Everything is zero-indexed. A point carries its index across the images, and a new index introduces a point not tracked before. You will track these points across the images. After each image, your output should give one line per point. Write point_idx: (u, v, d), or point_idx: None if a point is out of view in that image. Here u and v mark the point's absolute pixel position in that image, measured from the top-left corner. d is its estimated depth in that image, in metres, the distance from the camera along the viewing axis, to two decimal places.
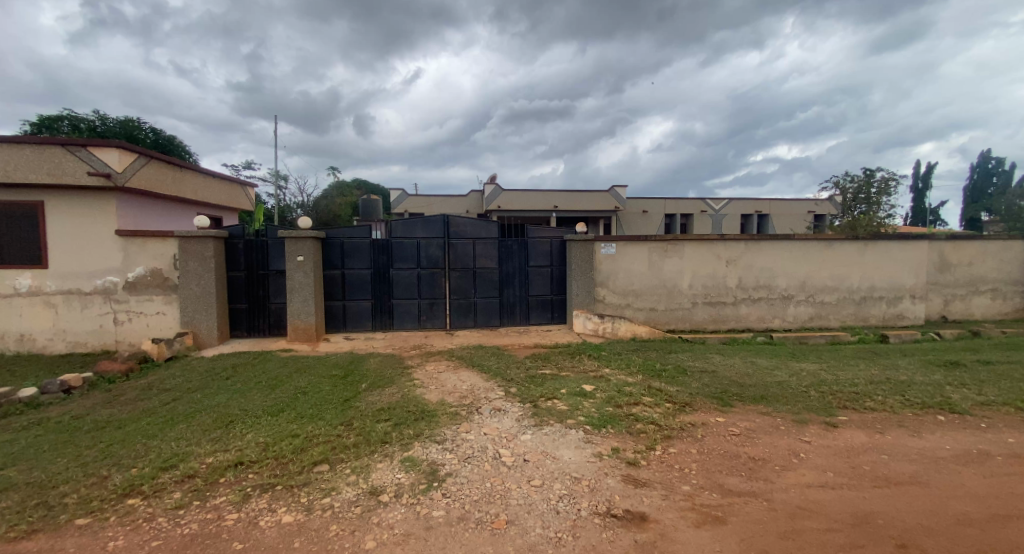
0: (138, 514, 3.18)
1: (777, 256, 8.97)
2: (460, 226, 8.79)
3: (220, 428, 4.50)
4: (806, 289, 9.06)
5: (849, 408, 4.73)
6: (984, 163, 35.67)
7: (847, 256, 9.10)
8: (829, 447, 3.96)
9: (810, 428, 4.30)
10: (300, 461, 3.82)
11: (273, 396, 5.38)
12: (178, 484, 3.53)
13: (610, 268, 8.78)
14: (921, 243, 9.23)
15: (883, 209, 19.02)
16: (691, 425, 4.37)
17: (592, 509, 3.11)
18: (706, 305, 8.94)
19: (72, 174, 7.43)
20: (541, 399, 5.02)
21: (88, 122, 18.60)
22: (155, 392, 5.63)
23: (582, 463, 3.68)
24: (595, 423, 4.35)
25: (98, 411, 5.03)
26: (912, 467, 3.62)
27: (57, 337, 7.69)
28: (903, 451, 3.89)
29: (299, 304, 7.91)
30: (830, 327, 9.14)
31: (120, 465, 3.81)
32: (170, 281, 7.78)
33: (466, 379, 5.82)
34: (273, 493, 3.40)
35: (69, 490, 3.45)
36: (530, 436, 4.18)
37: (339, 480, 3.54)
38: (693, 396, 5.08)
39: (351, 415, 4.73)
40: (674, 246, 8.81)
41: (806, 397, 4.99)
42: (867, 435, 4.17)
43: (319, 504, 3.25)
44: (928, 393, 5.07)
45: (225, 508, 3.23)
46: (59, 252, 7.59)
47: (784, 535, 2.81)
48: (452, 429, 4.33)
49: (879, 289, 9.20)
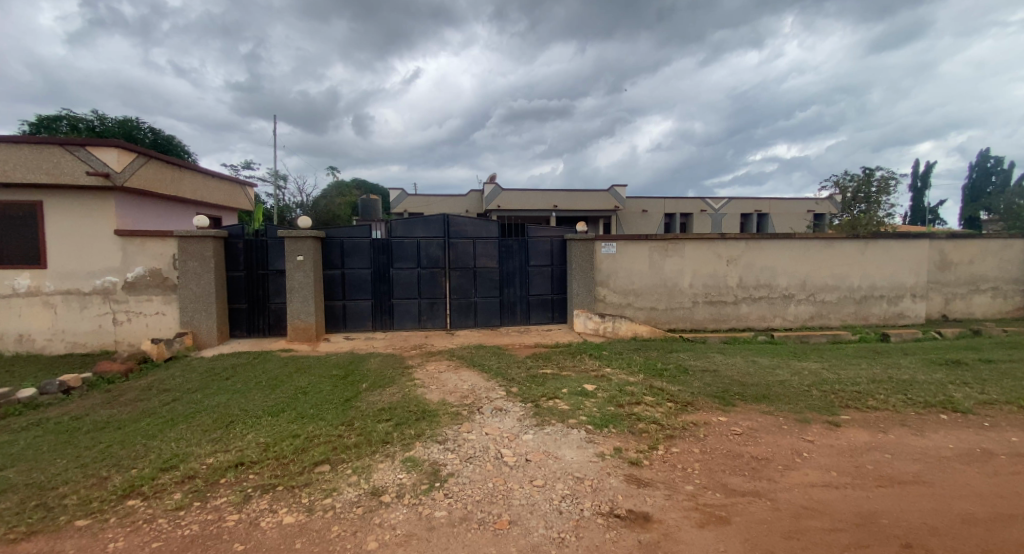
0: (138, 515, 3.17)
1: (777, 255, 8.96)
2: (460, 226, 8.77)
3: (220, 428, 4.48)
4: (806, 288, 9.05)
5: (851, 407, 4.72)
6: (984, 162, 35.66)
7: (847, 255, 9.09)
8: (832, 446, 3.94)
9: (813, 428, 4.29)
10: (301, 461, 3.81)
11: (273, 395, 5.37)
12: (178, 485, 3.52)
13: (610, 267, 8.77)
14: (921, 242, 9.23)
15: (883, 209, 19.02)
16: (693, 425, 4.35)
17: (594, 509, 3.10)
18: (706, 305, 8.92)
19: (71, 173, 7.40)
20: (542, 399, 5.00)
21: (88, 122, 18.62)
22: (155, 392, 5.61)
23: (584, 463, 3.67)
24: (597, 423, 4.33)
25: (98, 411, 5.01)
26: (915, 467, 3.61)
27: (56, 337, 7.66)
28: (906, 450, 3.88)
29: (299, 304, 7.89)
30: (830, 326, 9.13)
31: (120, 465, 3.80)
32: (170, 281, 7.76)
33: (467, 379, 5.80)
34: (274, 493, 3.39)
35: (69, 491, 3.44)
36: (531, 435, 4.16)
37: (341, 480, 3.52)
38: (695, 395, 5.06)
39: (351, 415, 4.72)
40: (674, 245, 8.80)
41: (808, 396, 4.98)
42: (870, 434, 4.15)
43: (321, 504, 3.24)
44: (930, 392, 5.06)
45: (225, 508, 3.21)
46: (58, 252, 7.57)
47: (788, 535, 2.80)
48: (453, 429, 4.32)
49: (880, 288, 9.19)
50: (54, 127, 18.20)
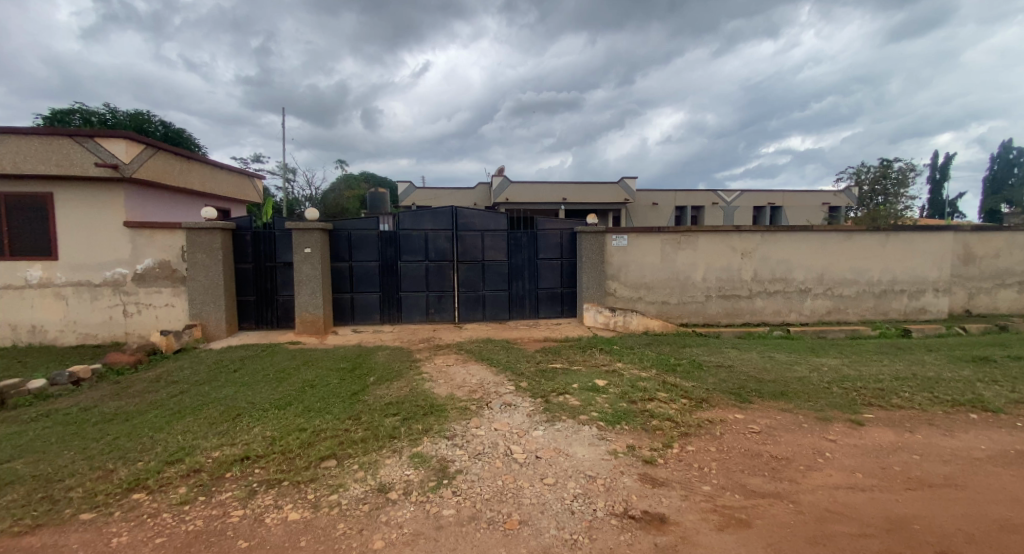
0: (142, 510, 3.11)
1: (793, 248, 8.73)
2: (469, 218, 8.66)
3: (227, 422, 4.42)
4: (824, 282, 8.82)
5: (875, 405, 4.54)
6: (1006, 154, 34.63)
7: (868, 247, 8.82)
8: (856, 446, 3.78)
9: (835, 427, 4.12)
10: (307, 456, 3.74)
11: (280, 389, 5.30)
12: (183, 479, 3.46)
13: (621, 260, 8.59)
14: (946, 234, 8.93)
15: (901, 201, 18.78)
16: (708, 422, 4.21)
17: (608, 509, 2.99)
18: (720, 299, 8.72)
19: (79, 165, 7.36)
20: (552, 394, 4.88)
21: (100, 116, 18.83)
22: (162, 384, 5.55)
23: (596, 461, 3.55)
24: (609, 420, 4.21)
25: (105, 403, 4.97)
26: (946, 469, 3.45)
27: (67, 328, 7.68)
28: (935, 450, 3.71)
29: (306, 296, 7.84)
30: (849, 322, 8.89)
31: (126, 458, 3.75)
32: (179, 273, 7.78)
33: (476, 374, 5.68)
34: (279, 489, 3.32)
35: (74, 484, 3.39)
36: (542, 432, 4.06)
37: (347, 476, 3.44)
38: (710, 392, 4.90)
39: (359, 409, 4.65)
40: (687, 237, 8.60)
41: (829, 394, 4.80)
42: (896, 434, 3.98)
43: (327, 501, 3.16)
44: (957, 390, 4.86)
45: (231, 504, 3.15)
46: (68, 244, 7.57)
47: (814, 540, 2.67)
48: (462, 424, 4.22)
49: (902, 282, 8.92)
50: (66, 121, 18.35)
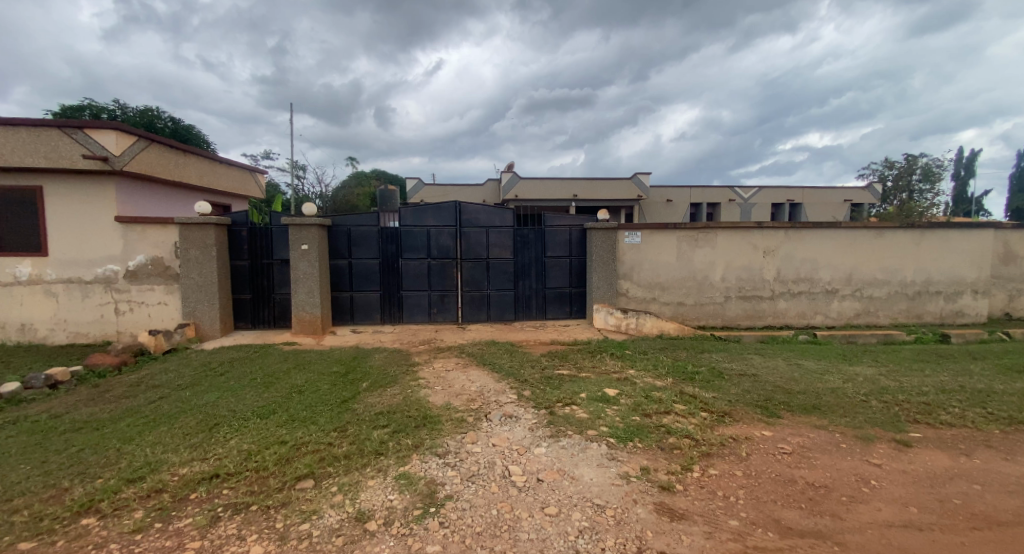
0: (88, 539, 2.75)
1: (819, 246, 8.17)
2: (474, 214, 8.25)
3: (203, 432, 4.06)
4: (852, 283, 8.25)
5: (922, 423, 4.02)
6: None
7: (901, 245, 8.23)
8: (905, 473, 3.29)
9: (878, 448, 3.63)
10: (281, 475, 3.35)
11: (266, 395, 4.94)
12: (142, 501, 3.09)
13: (634, 259, 8.12)
14: (986, 232, 8.30)
15: (928, 198, 17.93)
16: (732, 440, 3.74)
17: (619, 550, 2.55)
18: (739, 300, 8.21)
19: (68, 157, 7.07)
20: (557, 405, 4.45)
21: (109, 113, 18.76)
22: (142, 389, 5.22)
23: (606, 487, 3.10)
24: (620, 436, 3.77)
25: (78, 410, 4.64)
26: (1015, 503, 2.95)
27: (58, 326, 7.44)
28: (998, 479, 3.21)
29: (303, 295, 7.49)
30: (879, 325, 8.32)
31: (85, 474, 3.41)
32: (171, 270, 7.49)
33: (476, 380, 5.27)
34: (246, 515, 2.94)
35: (21, 506, 3.04)
36: (545, 449, 3.63)
37: (322, 501, 3.04)
38: (732, 404, 4.44)
39: (346, 419, 4.26)
40: (705, 234, 8.09)
41: (867, 408, 4.29)
42: (950, 458, 3.48)
43: (296, 531, 2.77)
44: (1014, 406, 4.32)
45: (188, 534, 2.77)
46: (58, 239, 7.32)
47: None
48: (456, 439, 3.80)
49: (937, 283, 8.32)
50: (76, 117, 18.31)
